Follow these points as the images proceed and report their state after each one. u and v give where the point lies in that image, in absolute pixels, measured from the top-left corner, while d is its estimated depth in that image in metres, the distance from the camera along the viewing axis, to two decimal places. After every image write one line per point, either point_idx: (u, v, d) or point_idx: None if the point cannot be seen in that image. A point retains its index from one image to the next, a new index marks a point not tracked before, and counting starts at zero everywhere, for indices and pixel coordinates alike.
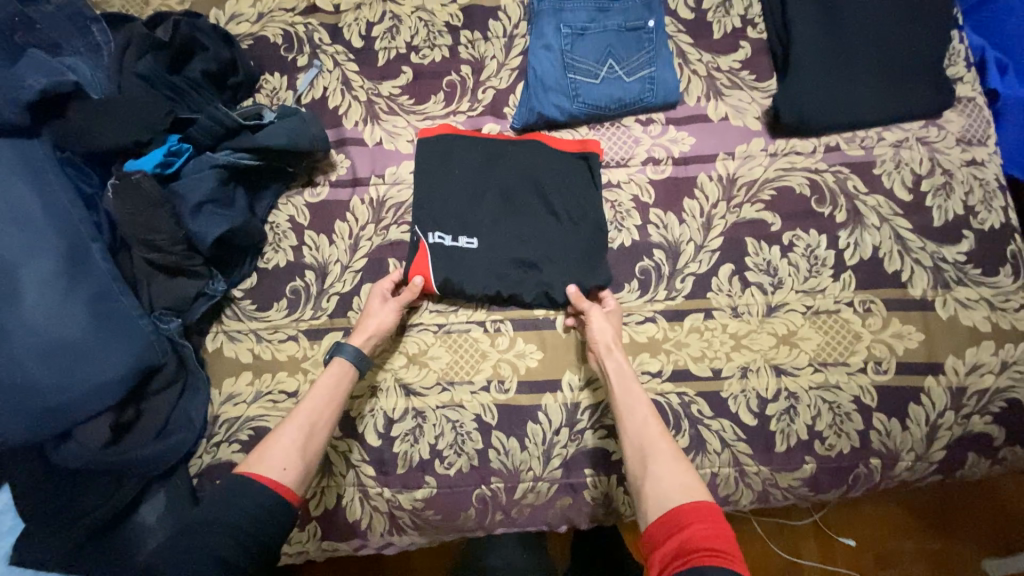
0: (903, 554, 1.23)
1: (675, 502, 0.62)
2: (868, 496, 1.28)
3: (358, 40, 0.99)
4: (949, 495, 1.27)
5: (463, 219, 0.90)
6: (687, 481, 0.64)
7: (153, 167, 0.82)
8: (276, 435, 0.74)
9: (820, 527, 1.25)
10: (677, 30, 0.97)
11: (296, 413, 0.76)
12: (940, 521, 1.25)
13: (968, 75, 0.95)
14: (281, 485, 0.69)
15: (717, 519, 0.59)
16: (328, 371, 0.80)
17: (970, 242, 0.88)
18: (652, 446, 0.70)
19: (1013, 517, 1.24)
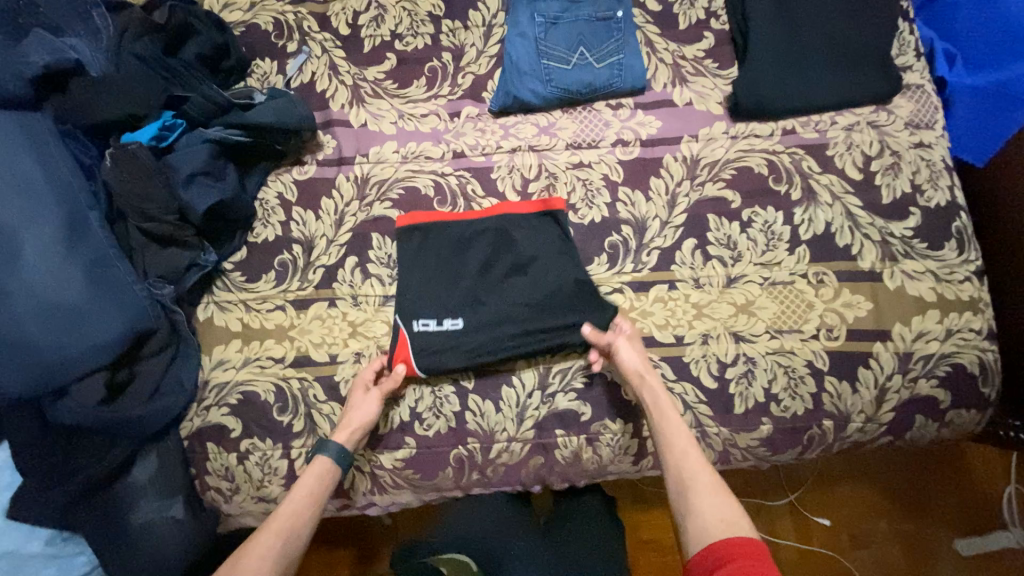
0: (876, 535, 1.29)
1: (719, 536, 0.67)
2: (844, 480, 1.33)
3: (346, 28, 1.05)
4: (920, 477, 1.32)
5: (445, 304, 0.93)
6: (731, 517, 0.69)
7: (149, 139, 0.88)
8: (249, 545, 0.74)
9: (796, 508, 1.30)
10: (645, 21, 1.03)
11: (271, 521, 0.77)
12: (908, 496, 1.31)
13: (917, 64, 1.01)
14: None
15: (760, 556, 0.64)
16: (311, 471, 0.82)
17: (917, 219, 0.95)
18: (694, 479, 0.75)
19: (975, 489, 1.31)
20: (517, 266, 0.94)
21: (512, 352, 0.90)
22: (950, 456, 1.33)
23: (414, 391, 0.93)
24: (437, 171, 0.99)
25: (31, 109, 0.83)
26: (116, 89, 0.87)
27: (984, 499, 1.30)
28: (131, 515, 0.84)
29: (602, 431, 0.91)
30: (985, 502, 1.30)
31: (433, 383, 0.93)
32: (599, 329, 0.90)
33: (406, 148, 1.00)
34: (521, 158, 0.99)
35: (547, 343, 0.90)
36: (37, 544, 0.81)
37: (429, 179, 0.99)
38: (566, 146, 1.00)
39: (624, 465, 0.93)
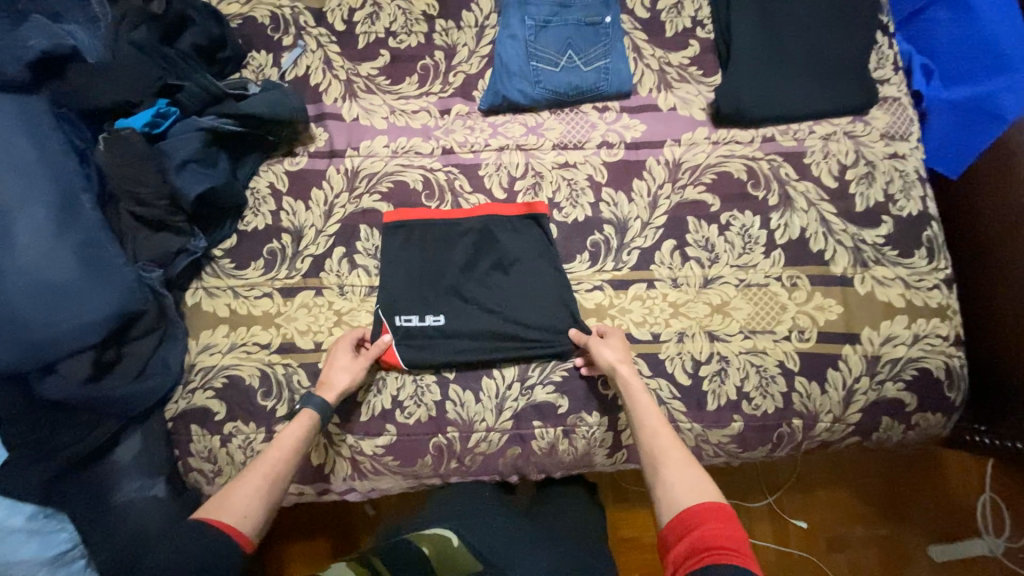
0: (852, 537, 1.32)
1: (689, 503, 0.68)
2: (822, 483, 1.35)
3: (341, 24, 1.07)
4: (896, 482, 1.35)
5: (428, 303, 0.96)
6: (700, 485, 0.71)
7: (143, 125, 0.89)
8: (236, 484, 0.75)
9: (774, 509, 1.33)
10: (633, 27, 1.06)
11: (256, 463, 0.78)
12: (882, 500, 1.34)
13: (894, 77, 1.05)
14: (237, 531, 0.70)
15: (728, 521, 0.65)
16: (296, 422, 0.83)
17: (888, 227, 0.98)
18: (664, 452, 0.76)
19: (945, 494, 1.34)
20: (500, 264, 0.98)
21: (492, 355, 0.94)
22: (923, 461, 1.36)
23: (394, 377, 0.95)
24: (426, 166, 1.02)
25: (27, 93, 0.85)
26: (113, 75, 0.89)
27: (955, 504, 1.33)
28: (113, 493, 0.85)
29: (579, 423, 0.94)
30: (955, 507, 1.33)
31: (414, 373, 0.95)
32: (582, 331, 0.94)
33: (397, 143, 1.02)
34: (508, 156, 1.02)
35: (524, 355, 0.94)
36: (18, 519, 0.78)
37: (418, 174, 1.01)
38: (553, 146, 1.02)
39: (599, 458, 0.96)
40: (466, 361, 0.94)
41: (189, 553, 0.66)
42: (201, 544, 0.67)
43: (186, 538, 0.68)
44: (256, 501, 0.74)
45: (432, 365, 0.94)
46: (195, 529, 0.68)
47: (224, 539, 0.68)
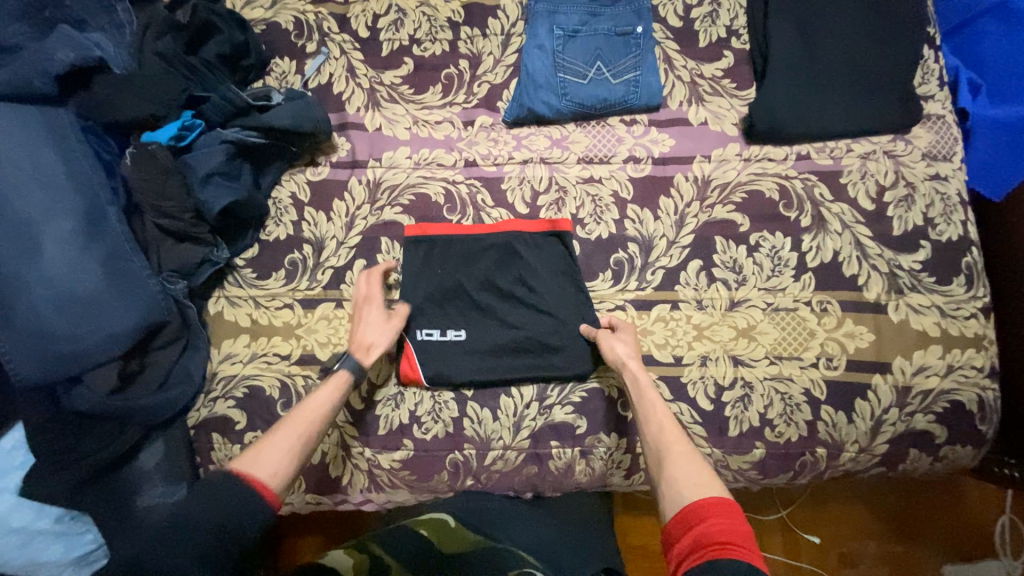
0: (865, 553, 1.30)
1: (693, 499, 0.67)
2: (838, 497, 1.33)
3: (364, 30, 1.05)
4: (915, 500, 1.32)
5: (448, 318, 0.96)
6: (705, 480, 0.69)
7: (167, 139, 0.90)
8: (268, 440, 0.77)
9: (787, 523, 1.31)
10: (665, 37, 1.02)
11: (289, 421, 0.80)
12: (899, 520, 1.31)
13: (939, 93, 1.00)
14: (267, 487, 0.71)
15: (735, 517, 0.64)
16: (328, 384, 0.85)
17: (926, 252, 0.94)
18: (671, 447, 0.76)
19: (966, 518, 1.31)
20: (522, 281, 0.96)
21: (512, 373, 0.94)
22: (946, 483, 1.32)
23: (413, 394, 0.95)
24: (448, 179, 1.00)
25: (56, 105, 0.85)
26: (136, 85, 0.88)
27: (974, 529, 1.30)
28: (137, 500, 0.87)
29: (596, 444, 0.93)
30: (974, 532, 1.30)
31: (433, 389, 0.95)
32: (593, 327, 0.93)
33: (419, 154, 1.01)
34: (532, 170, 1.00)
35: (545, 374, 0.93)
36: (46, 521, 0.84)
37: (440, 187, 1.00)
38: (577, 160, 1.00)
39: (616, 479, 0.95)
40: (486, 378, 0.93)
41: (223, 502, 0.67)
42: (230, 492, 0.68)
43: (214, 482, 0.69)
44: (288, 459, 0.75)
45: (451, 382, 0.94)
46: (226, 476, 0.70)
47: (252, 491, 0.69)
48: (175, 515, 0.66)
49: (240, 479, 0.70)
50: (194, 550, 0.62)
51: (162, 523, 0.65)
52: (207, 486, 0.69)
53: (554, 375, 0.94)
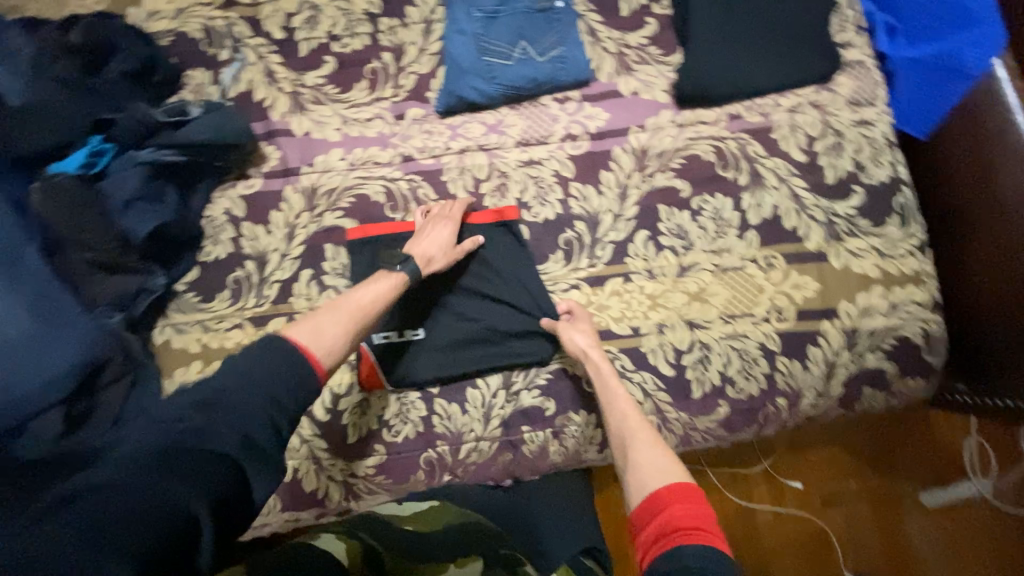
0: (847, 492, 1.32)
1: (656, 485, 0.69)
2: (817, 441, 1.35)
3: (279, 32, 1.01)
4: (887, 434, 1.35)
5: (404, 317, 0.95)
6: (667, 465, 0.71)
7: (75, 167, 0.87)
8: (325, 317, 0.77)
9: (771, 473, 1.33)
10: (587, 10, 1.01)
11: (342, 302, 0.81)
12: (875, 455, 1.35)
13: (857, 40, 1.02)
14: (321, 364, 0.73)
15: (696, 500, 0.66)
16: (385, 278, 0.86)
17: (860, 197, 0.97)
18: (634, 433, 0.78)
19: (936, 445, 1.35)
20: (474, 273, 0.96)
21: (475, 364, 0.93)
22: (916, 413, 1.36)
23: (379, 397, 0.94)
24: (387, 177, 0.98)
25: None
26: (39, 118, 0.85)
27: (946, 455, 1.34)
28: None
29: (567, 423, 0.94)
30: (947, 457, 1.34)
31: (398, 391, 0.94)
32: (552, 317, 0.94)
33: (353, 155, 0.98)
34: (471, 159, 0.98)
35: (508, 361, 0.93)
36: None
37: (379, 186, 0.97)
38: (515, 143, 0.99)
39: (590, 454, 0.96)
40: (449, 374, 0.93)
41: (280, 367, 0.69)
42: (283, 360, 0.70)
43: (275, 343, 0.71)
44: (339, 337, 0.76)
45: (413, 381, 0.93)
46: (287, 342, 0.72)
47: (303, 360, 0.71)
48: (226, 381, 0.67)
49: (293, 346, 0.71)
50: (236, 434, 0.65)
51: (214, 386, 0.67)
52: (262, 349, 0.71)
53: (518, 362, 0.94)
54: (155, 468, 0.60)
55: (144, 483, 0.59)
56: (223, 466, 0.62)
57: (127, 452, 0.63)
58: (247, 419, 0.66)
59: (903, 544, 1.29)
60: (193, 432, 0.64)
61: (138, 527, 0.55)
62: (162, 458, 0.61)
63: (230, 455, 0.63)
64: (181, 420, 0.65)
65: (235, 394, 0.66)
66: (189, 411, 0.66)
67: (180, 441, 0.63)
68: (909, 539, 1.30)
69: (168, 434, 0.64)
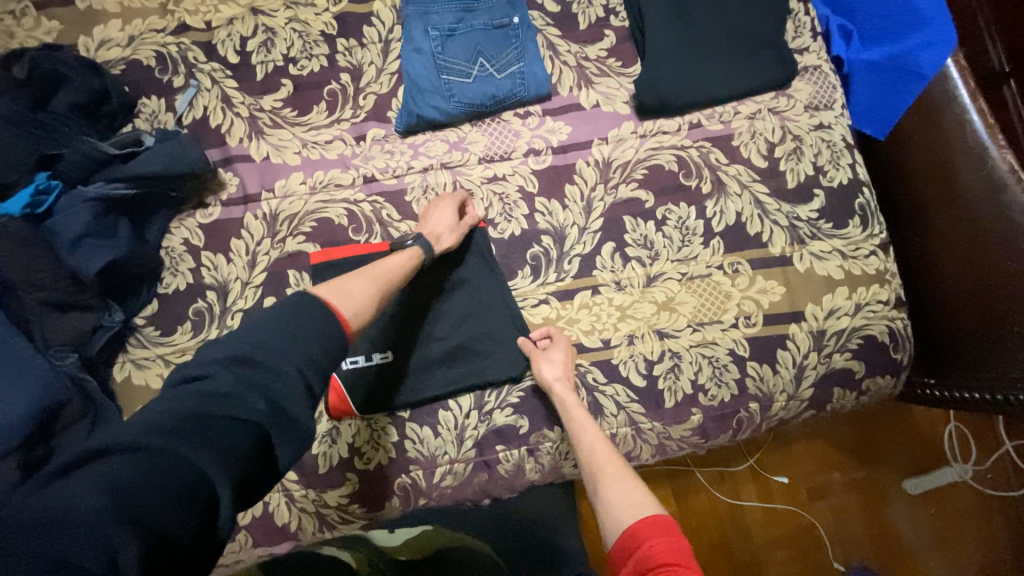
0: (832, 485, 1.32)
1: (630, 522, 0.68)
2: (801, 435, 1.35)
3: (234, 56, 0.99)
4: (869, 426, 1.36)
5: (373, 341, 0.92)
6: (638, 499, 0.71)
7: (22, 208, 0.83)
8: (345, 281, 0.73)
9: (756, 469, 1.32)
10: (545, 24, 1.01)
11: (365, 270, 0.78)
12: (858, 446, 1.35)
13: (813, 45, 1.03)
14: (349, 326, 0.67)
15: (674, 534, 0.65)
16: (402, 253, 0.84)
17: (821, 200, 0.98)
18: (605, 469, 0.77)
19: (916, 435, 1.35)
20: (441, 289, 0.95)
21: (447, 385, 0.92)
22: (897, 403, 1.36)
23: (349, 425, 0.92)
24: (349, 199, 0.96)
25: None
26: None
27: (926, 443, 1.35)
28: None
29: (541, 440, 0.93)
30: (927, 444, 1.35)
31: (367, 417, 0.93)
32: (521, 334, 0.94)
33: (314, 178, 0.97)
34: (434, 177, 0.98)
35: (480, 381, 0.92)
36: None
37: (341, 209, 0.96)
38: (478, 160, 0.98)
39: (568, 469, 0.95)
40: (420, 397, 0.92)
41: (304, 321, 0.62)
42: (315, 320, 0.63)
43: (296, 302, 0.64)
44: (367, 302, 0.72)
45: (384, 406, 0.91)
46: (312, 298, 0.65)
47: (336, 323, 0.65)
48: (257, 339, 0.59)
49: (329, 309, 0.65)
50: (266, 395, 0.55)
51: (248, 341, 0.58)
52: (291, 308, 0.63)
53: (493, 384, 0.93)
54: (177, 427, 0.49)
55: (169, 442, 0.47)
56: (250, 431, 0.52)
57: (143, 409, 0.52)
58: (285, 380, 0.56)
59: (891, 531, 1.31)
60: (218, 394, 0.53)
61: (155, 488, 0.44)
62: (188, 420, 0.50)
63: (258, 418, 0.53)
64: (199, 380, 0.54)
65: (271, 351, 0.58)
66: (213, 366, 0.56)
67: (205, 401, 0.52)
68: (896, 526, 1.31)
69: (190, 390, 0.53)
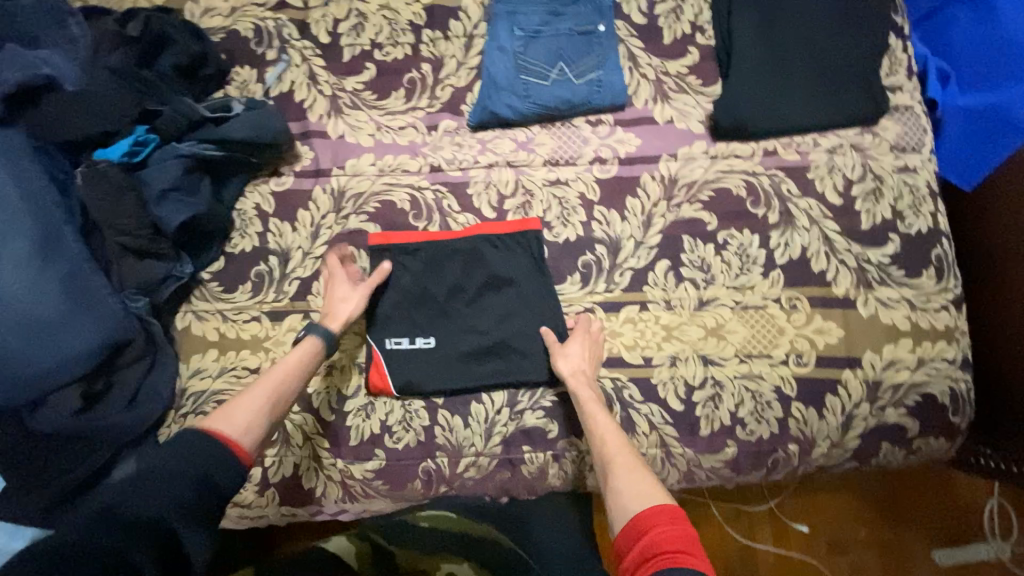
0: (854, 542, 1.25)
1: (640, 508, 0.67)
2: (829, 486, 1.28)
3: (326, 36, 1.04)
4: (903, 486, 1.28)
5: (418, 325, 0.95)
6: (646, 489, 0.70)
7: (120, 155, 0.89)
8: (241, 398, 0.76)
9: (775, 514, 1.27)
10: (629, 34, 1.01)
11: (260, 380, 0.79)
12: (890, 507, 1.27)
13: (907, 83, 0.98)
14: (240, 446, 0.71)
15: (682, 523, 0.65)
16: (298, 349, 0.84)
17: (895, 245, 0.94)
18: (614, 458, 0.76)
19: (955, 505, 1.27)
20: (490, 283, 0.95)
21: (483, 378, 0.93)
22: (937, 468, 1.28)
23: (383, 403, 0.94)
24: (414, 185, 0.99)
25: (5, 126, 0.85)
26: (91, 104, 0.88)
27: (965, 516, 1.26)
28: None
29: (568, 448, 0.93)
30: (968, 520, 1.26)
31: (402, 398, 0.95)
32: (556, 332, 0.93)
33: (383, 161, 1.00)
34: (498, 174, 0.99)
35: (515, 380, 0.93)
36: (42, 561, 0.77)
37: (405, 193, 0.99)
38: (544, 162, 0.99)
39: (590, 481, 0.94)
40: (456, 386, 0.93)
41: (187, 455, 0.66)
42: (204, 450, 0.67)
43: (183, 439, 0.68)
44: (260, 417, 0.75)
45: (420, 390, 0.93)
46: (197, 433, 0.69)
47: (226, 448, 0.69)
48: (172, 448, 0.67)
49: (215, 435, 0.69)
50: (173, 498, 0.63)
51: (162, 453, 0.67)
52: (177, 443, 0.68)
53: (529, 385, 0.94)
54: (106, 526, 0.59)
55: (99, 540, 0.58)
56: (168, 530, 0.61)
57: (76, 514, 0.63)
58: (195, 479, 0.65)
59: None
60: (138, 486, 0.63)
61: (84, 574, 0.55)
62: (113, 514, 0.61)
63: (171, 519, 0.62)
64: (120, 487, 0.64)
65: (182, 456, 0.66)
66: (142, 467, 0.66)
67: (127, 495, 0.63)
68: None
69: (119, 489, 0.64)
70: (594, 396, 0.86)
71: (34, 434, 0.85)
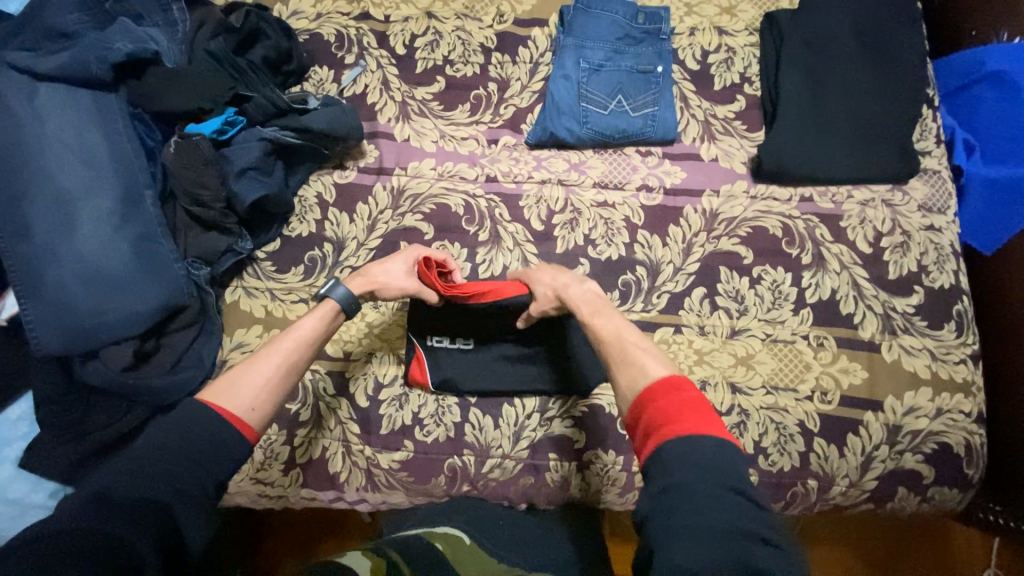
0: None
1: (645, 385, 0.65)
2: (830, 538, 1.28)
3: (402, 48, 1.12)
4: (902, 545, 1.28)
5: (460, 326, 0.98)
6: (650, 365, 0.68)
7: (211, 132, 0.95)
8: (239, 373, 0.71)
9: None
10: (682, 78, 1.09)
11: (260, 355, 0.74)
12: (889, 564, 1.26)
13: (935, 150, 1.06)
14: (242, 419, 0.65)
15: (687, 390, 0.63)
16: (298, 327, 0.80)
17: (919, 297, 0.99)
18: (616, 347, 0.73)
19: (953, 566, 1.26)
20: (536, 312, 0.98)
21: (516, 383, 0.96)
22: (936, 527, 1.29)
23: (418, 396, 0.97)
24: (470, 192, 1.05)
25: (107, 91, 0.91)
26: (183, 81, 0.94)
27: None
28: None
29: (593, 459, 0.95)
30: None
31: (437, 393, 0.97)
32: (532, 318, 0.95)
33: (443, 167, 1.06)
34: (549, 190, 1.05)
35: (547, 386, 0.96)
36: (42, 495, 0.85)
37: (460, 199, 1.04)
38: (593, 184, 1.05)
39: (609, 496, 0.95)
40: (490, 387, 0.96)
41: (184, 429, 0.61)
42: (202, 423, 0.62)
43: (180, 414, 0.63)
44: (262, 393, 0.69)
45: (456, 388, 0.96)
46: (192, 407, 0.63)
47: (227, 422, 0.63)
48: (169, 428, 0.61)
49: (213, 410, 0.63)
50: (169, 482, 0.56)
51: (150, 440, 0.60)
52: (174, 419, 0.62)
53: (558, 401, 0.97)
54: (98, 510, 0.53)
55: (90, 522, 0.52)
56: (164, 515, 0.55)
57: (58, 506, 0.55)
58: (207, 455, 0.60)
59: None
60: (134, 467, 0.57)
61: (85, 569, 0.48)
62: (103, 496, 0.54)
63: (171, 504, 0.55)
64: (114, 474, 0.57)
65: (188, 436, 0.60)
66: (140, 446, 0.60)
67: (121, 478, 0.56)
68: None
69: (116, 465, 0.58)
70: (589, 300, 0.83)
71: (79, 386, 0.88)
